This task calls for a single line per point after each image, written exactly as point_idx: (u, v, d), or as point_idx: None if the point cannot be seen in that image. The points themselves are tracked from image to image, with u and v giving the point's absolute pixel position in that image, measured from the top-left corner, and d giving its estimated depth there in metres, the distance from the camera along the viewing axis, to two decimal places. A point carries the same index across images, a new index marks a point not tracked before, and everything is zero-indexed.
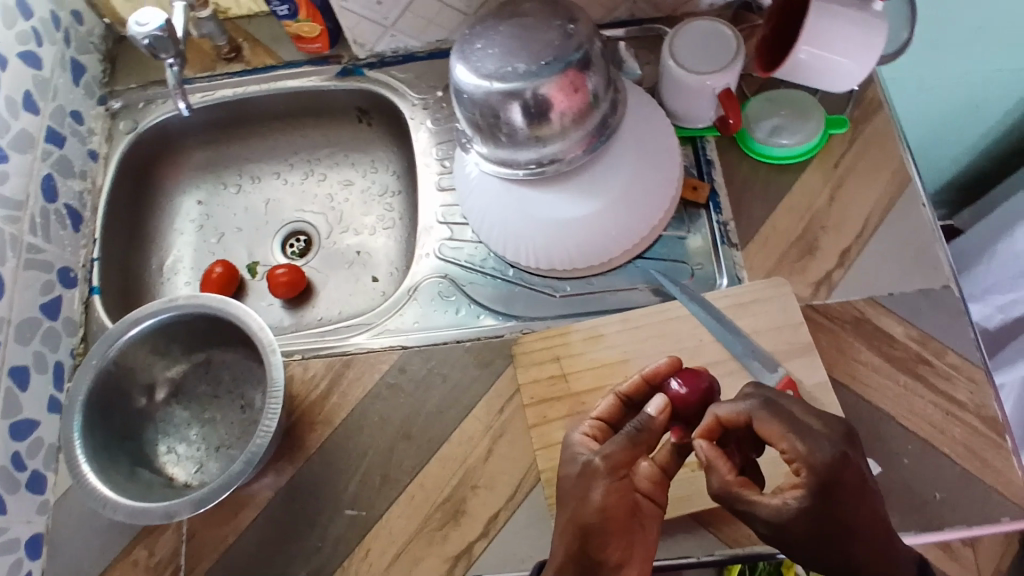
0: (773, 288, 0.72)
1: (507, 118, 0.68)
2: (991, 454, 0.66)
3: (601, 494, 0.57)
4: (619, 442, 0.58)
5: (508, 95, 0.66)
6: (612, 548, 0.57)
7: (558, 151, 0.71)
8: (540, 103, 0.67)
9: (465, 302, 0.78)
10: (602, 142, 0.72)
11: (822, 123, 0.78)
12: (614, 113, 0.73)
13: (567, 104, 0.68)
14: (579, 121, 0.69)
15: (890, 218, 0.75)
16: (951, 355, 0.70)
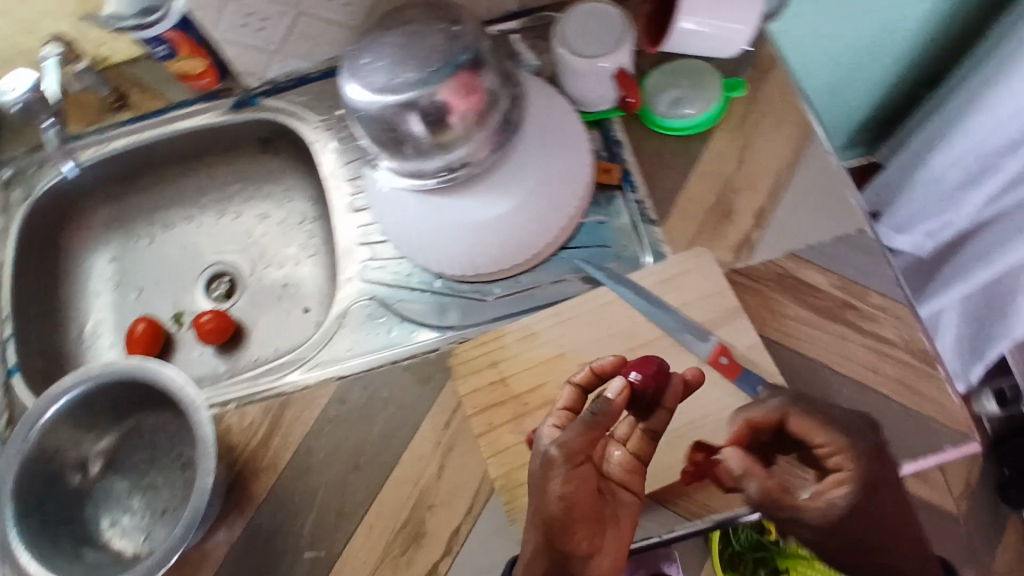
0: (696, 258, 0.72)
1: (406, 130, 0.68)
2: (924, 386, 0.68)
3: (562, 487, 0.55)
4: (576, 432, 0.56)
5: (403, 106, 0.66)
6: (579, 537, 0.56)
7: (465, 155, 0.71)
8: (437, 109, 0.67)
9: (396, 321, 0.77)
10: (507, 140, 0.72)
11: (719, 89, 0.78)
12: (514, 109, 0.72)
13: (466, 105, 0.67)
14: (482, 122, 0.69)
15: (799, 171, 0.76)
16: (874, 296, 0.71)
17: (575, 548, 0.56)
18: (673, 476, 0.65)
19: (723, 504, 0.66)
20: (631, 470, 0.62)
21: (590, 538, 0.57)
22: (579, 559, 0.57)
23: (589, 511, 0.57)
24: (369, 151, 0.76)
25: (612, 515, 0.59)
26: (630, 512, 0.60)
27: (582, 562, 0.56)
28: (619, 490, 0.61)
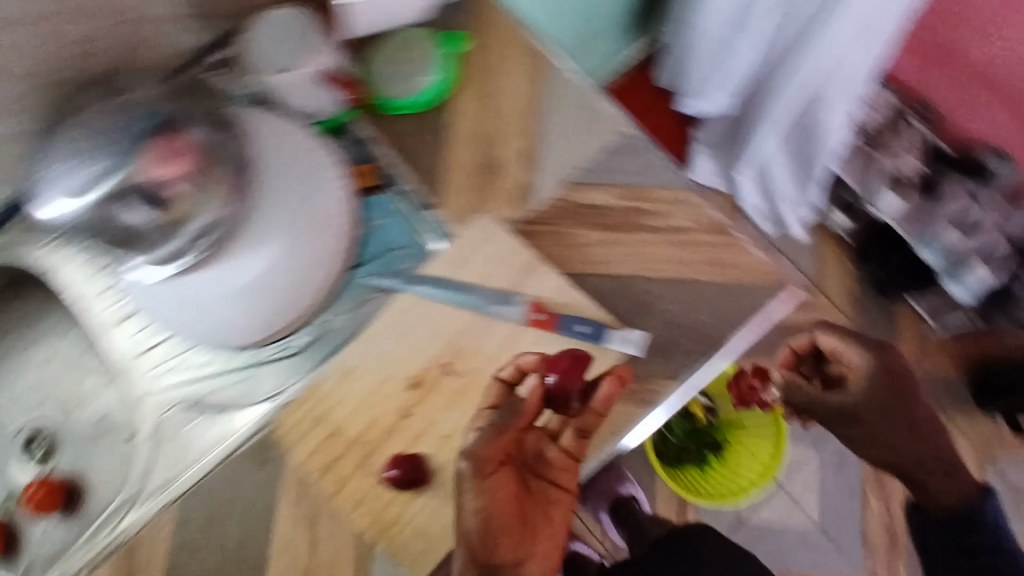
0: (479, 227, 0.67)
1: (125, 219, 0.59)
2: (731, 255, 0.68)
3: (477, 494, 0.60)
4: (484, 438, 0.61)
5: (109, 199, 0.59)
6: (502, 545, 0.59)
7: (209, 219, 0.59)
8: (150, 189, 0.59)
9: (211, 415, 0.69)
10: (245, 182, 0.60)
11: (438, 45, 0.70)
12: (238, 145, 0.61)
13: (177, 171, 0.59)
14: (207, 179, 0.58)
15: (548, 95, 0.71)
16: (658, 191, 0.69)
17: (501, 560, 0.59)
18: None
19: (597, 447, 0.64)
20: (564, 469, 0.62)
21: (517, 545, 0.60)
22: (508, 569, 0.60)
23: (514, 515, 0.60)
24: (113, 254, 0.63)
25: (543, 516, 0.61)
26: (561, 512, 0.61)
27: (511, 569, 0.59)
28: (552, 490, 0.61)
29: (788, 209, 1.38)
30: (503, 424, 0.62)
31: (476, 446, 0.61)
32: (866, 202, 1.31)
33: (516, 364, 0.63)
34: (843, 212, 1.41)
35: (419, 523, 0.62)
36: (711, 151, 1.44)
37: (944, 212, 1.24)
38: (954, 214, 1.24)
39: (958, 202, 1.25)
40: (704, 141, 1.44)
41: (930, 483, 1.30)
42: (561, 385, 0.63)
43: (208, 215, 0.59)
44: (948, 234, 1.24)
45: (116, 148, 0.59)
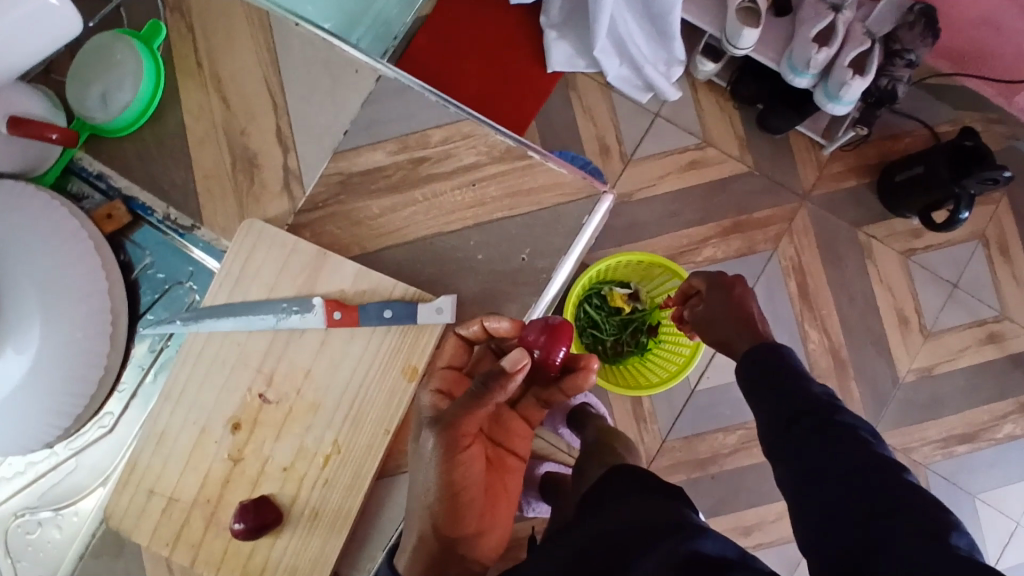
0: (249, 234, 0.60)
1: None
2: (533, 179, 0.61)
3: (447, 467, 0.50)
4: (461, 406, 0.50)
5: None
6: (469, 519, 0.52)
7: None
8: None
9: (52, 516, 0.64)
10: None
11: (127, 37, 0.63)
12: None
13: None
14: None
15: (284, 67, 0.64)
16: (434, 133, 0.63)
17: (463, 532, 0.51)
18: (378, 453, 0.57)
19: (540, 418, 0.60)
20: (519, 435, 0.58)
21: (480, 516, 0.53)
22: (468, 541, 0.52)
23: (481, 486, 0.53)
24: None
25: (500, 483, 0.55)
26: (517, 477, 0.57)
27: (469, 543, 0.52)
28: (509, 458, 0.57)
29: (650, 71, 1.01)
30: (484, 390, 0.49)
31: (453, 416, 0.50)
32: (727, 44, 0.97)
33: (485, 324, 0.54)
34: (711, 58, 1.04)
35: (287, 563, 0.57)
36: (560, 30, 1.01)
37: (806, 28, 0.93)
38: (820, 28, 0.92)
39: (816, 13, 0.93)
40: (547, 21, 1.01)
41: (923, 317, 1.09)
42: (544, 361, 0.52)
43: None
44: (813, 51, 0.91)
45: None
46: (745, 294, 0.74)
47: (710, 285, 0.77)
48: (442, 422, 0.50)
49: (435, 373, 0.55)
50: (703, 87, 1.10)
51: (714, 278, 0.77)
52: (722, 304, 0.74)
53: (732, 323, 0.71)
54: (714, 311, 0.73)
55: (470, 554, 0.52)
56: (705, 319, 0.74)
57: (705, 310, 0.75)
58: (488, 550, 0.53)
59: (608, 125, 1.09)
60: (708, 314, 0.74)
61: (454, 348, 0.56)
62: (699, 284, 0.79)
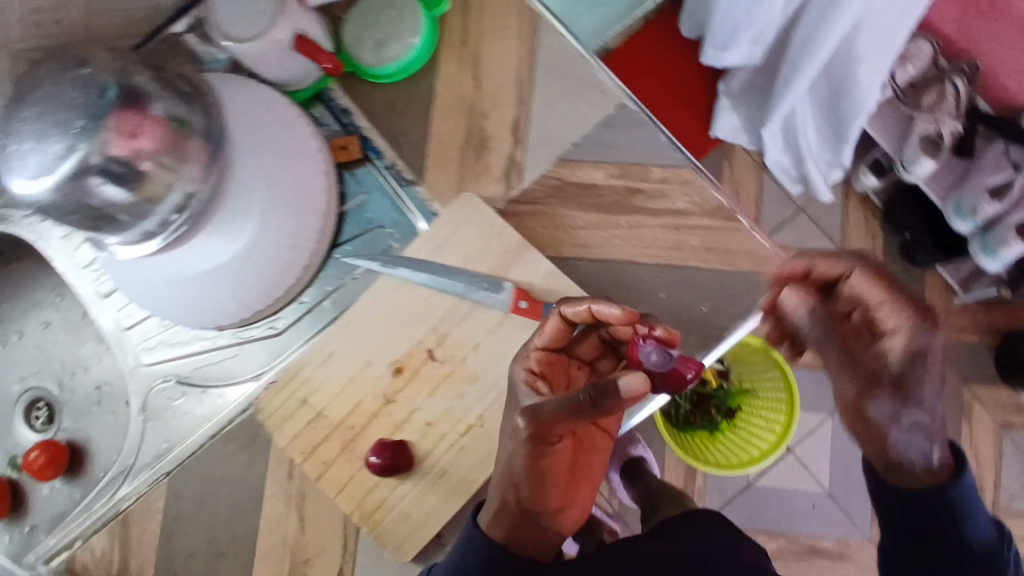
0: (464, 207, 0.65)
1: (102, 199, 0.59)
2: (733, 240, 0.64)
3: (538, 453, 0.50)
4: (564, 407, 0.46)
5: (76, 176, 0.58)
6: (552, 496, 0.53)
7: (182, 197, 0.60)
8: (122, 163, 0.59)
9: (198, 392, 0.70)
10: (220, 156, 0.62)
11: (418, 8, 0.67)
12: (213, 119, 0.63)
13: (149, 141, 0.60)
14: (175, 151, 0.60)
15: (539, 67, 0.68)
16: (655, 170, 0.66)
17: (545, 507, 0.52)
18: None
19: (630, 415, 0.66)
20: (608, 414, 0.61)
21: (562, 493, 0.54)
22: (549, 513, 0.53)
23: (566, 468, 0.54)
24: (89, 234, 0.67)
25: (584, 460, 0.58)
26: (601, 449, 0.60)
27: (550, 516, 0.53)
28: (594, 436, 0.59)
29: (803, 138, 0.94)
30: (589, 401, 0.44)
31: (553, 412, 0.47)
32: (899, 167, 0.92)
33: (594, 310, 0.53)
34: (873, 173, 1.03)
35: (401, 509, 0.62)
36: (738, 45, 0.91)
37: (979, 177, 0.87)
38: (997, 182, 0.85)
39: (998, 164, 0.86)
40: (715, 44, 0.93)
41: None
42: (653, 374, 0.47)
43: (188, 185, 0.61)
44: (985, 201, 0.85)
45: (75, 127, 0.58)
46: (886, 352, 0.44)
47: (895, 365, 0.44)
48: (538, 412, 0.49)
49: (530, 354, 0.54)
50: (856, 198, 1.09)
51: (879, 320, 0.44)
52: (879, 380, 0.45)
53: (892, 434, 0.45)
54: (882, 407, 0.45)
55: (553, 526, 0.53)
56: (861, 397, 0.46)
57: (874, 388, 0.45)
58: (564, 526, 0.54)
59: (750, 201, 1.07)
60: (863, 396, 0.46)
61: (556, 330, 0.55)
62: (892, 339, 0.44)
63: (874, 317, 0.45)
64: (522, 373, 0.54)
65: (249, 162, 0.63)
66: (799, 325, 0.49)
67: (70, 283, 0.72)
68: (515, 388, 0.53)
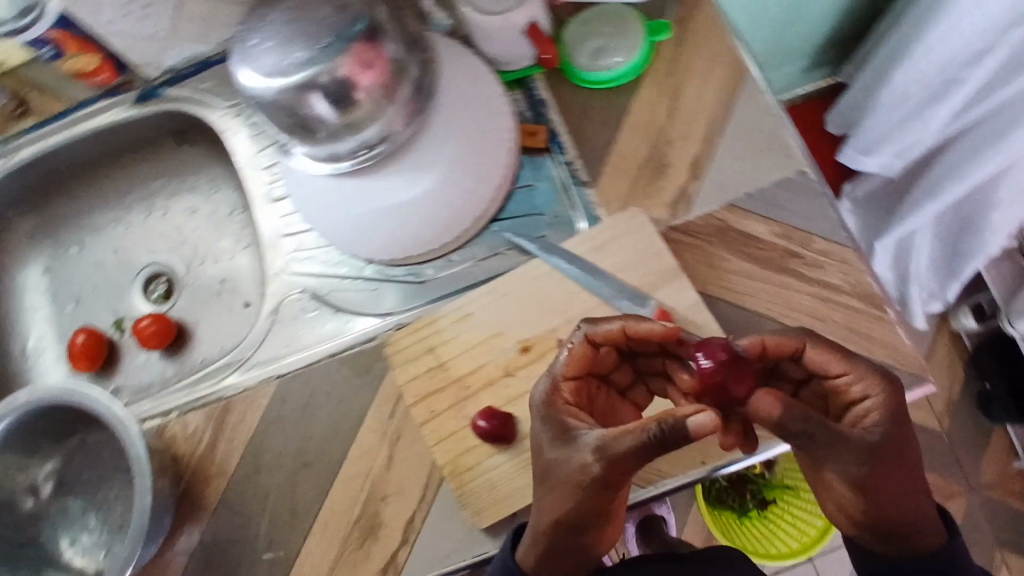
0: (631, 220, 0.68)
1: (312, 113, 0.65)
2: (873, 327, 0.67)
3: (601, 489, 0.54)
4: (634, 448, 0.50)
5: (301, 88, 0.63)
6: (597, 525, 0.57)
7: (380, 132, 0.67)
8: (343, 87, 0.64)
9: (329, 313, 0.74)
10: (423, 109, 0.68)
11: (643, 32, 0.72)
12: (426, 73, 0.69)
13: (369, 80, 0.64)
14: (390, 93, 0.66)
15: (734, 114, 0.71)
16: (818, 241, 0.69)
17: (586, 534, 0.57)
18: None
19: (679, 472, 0.65)
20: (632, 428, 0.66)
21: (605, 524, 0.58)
22: (590, 536, 0.57)
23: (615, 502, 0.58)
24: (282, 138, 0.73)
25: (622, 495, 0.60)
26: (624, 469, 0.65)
27: (591, 539, 0.57)
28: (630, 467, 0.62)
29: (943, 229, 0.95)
30: (662, 436, 0.49)
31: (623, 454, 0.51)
32: None
33: (627, 328, 0.59)
34: (973, 317, 1.32)
35: (490, 478, 0.65)
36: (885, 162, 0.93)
37: None
38: None
39: None
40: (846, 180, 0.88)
41: None
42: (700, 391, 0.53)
43: (384, 127, 0.68)
44: None
45: (320, 44, 0.62)
46: (874, 419, 0.53)
47: (885, 430, 0.53)
48: (605, 454, 0.52)
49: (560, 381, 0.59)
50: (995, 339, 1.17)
51: (859, 383, 0.54)
52: (880, 449, 0.52)
53: (895, 496, 0.53)
54: (884, 479, 0.52)
55: (592, 545, 0.58)
56: (866, 476, 0.52)
57: (876, 463, 0.52)
58: (601, 545, 0.59)
59: None
60: (870, 477, 0.52)
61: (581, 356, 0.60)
62: (869, 400, 0.54)
63: (854, 378, 0.54)
64: (558, 408, 0.57)
65: (445, 124, 0.69)
66: (781, 418, 0.50)
67: (245, 181, 0.79)
68: (557, 420, 0.56)
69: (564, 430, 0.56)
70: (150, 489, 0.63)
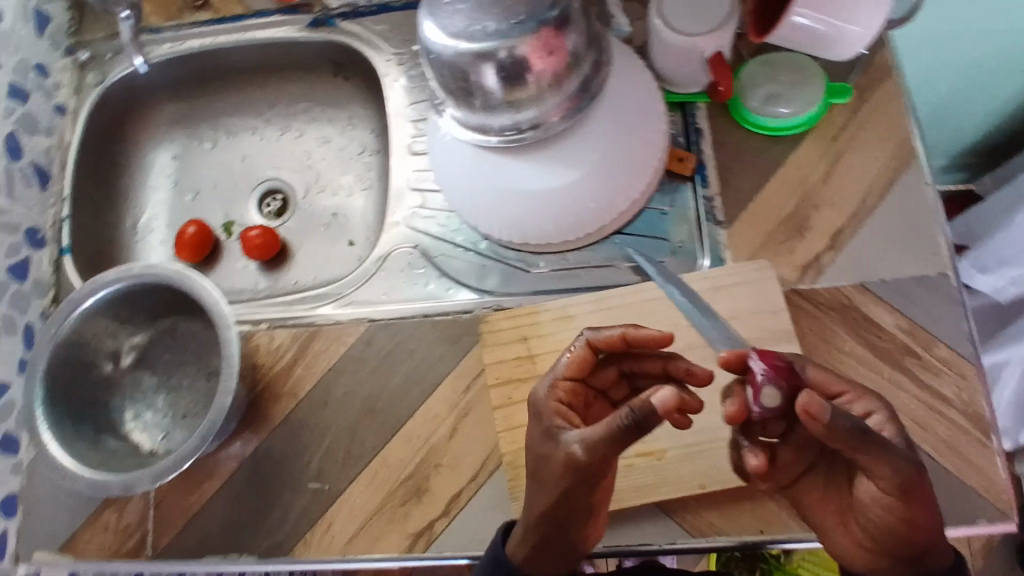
0: (757, 271, 0.67)
1: (480, 81, 0.63)
2: (974, 451, 0.64)
3: (584, 484, 0.50)
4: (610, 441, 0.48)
5: (480, 57, 0.61)
6: (582, 524, 0.54)
7: (536, 117, 0.66)
8: (519, 66, 0.62)
9: (435, 275, 0.75)
10: (583, 107, 0.67)
11: (822, 89, 0.71)
12: (597, 74, 0.67)
13: (545, 65, 0.62)
14: (559, 83, 0.64)
15: (889, 198, 0.70)
16: (942, 348, 0.67)
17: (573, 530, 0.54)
18: (685, 491, 0.63)
19: (729, 532, 0.64)
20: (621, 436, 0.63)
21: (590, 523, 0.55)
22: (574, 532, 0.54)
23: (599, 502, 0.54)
24: (437, 96, 0.72)
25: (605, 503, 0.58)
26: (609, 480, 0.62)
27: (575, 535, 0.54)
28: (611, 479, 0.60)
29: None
30: (636, 428, 0.46)
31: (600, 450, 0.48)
32: None
33: (629, 331, 0.58)
34: None
35: None
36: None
37: None
38: None
39: None
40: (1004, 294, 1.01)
41: None
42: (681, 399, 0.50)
43: (537, 114, 0.66)
44: None
45: (515, 20, 0.61)
46: (890, 432, 0.52)
47: (903, 440, 0.52)
48: (585, 443, 0.49)
49: (558, 382, 0.58)
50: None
51: (864, 401, 0.54)
52: (914, 455, 0.50)
53: (931, 509, 0.50)
54: (926, 489, 0.50)
55: (578, 542, 0.54)
56: (914, 481, 0.49)
57: (922, 477, 0.49)
58: (587, 543, 0.56)
59: None
60: (916, 484, 0.49)
61: (581, 358, 0.59)
62: (879, 415, 0.53)
63: (857, 396, 0.54)
64: (551, 403, 0.56)
65: (604, 126, 0.68)
66: (834, 426, 0.46)
67: (393, 131, 0.81)
68: (546, 417, 0.55)
69: (551, 428, 0.53)
70: (234, 391, 0.65)
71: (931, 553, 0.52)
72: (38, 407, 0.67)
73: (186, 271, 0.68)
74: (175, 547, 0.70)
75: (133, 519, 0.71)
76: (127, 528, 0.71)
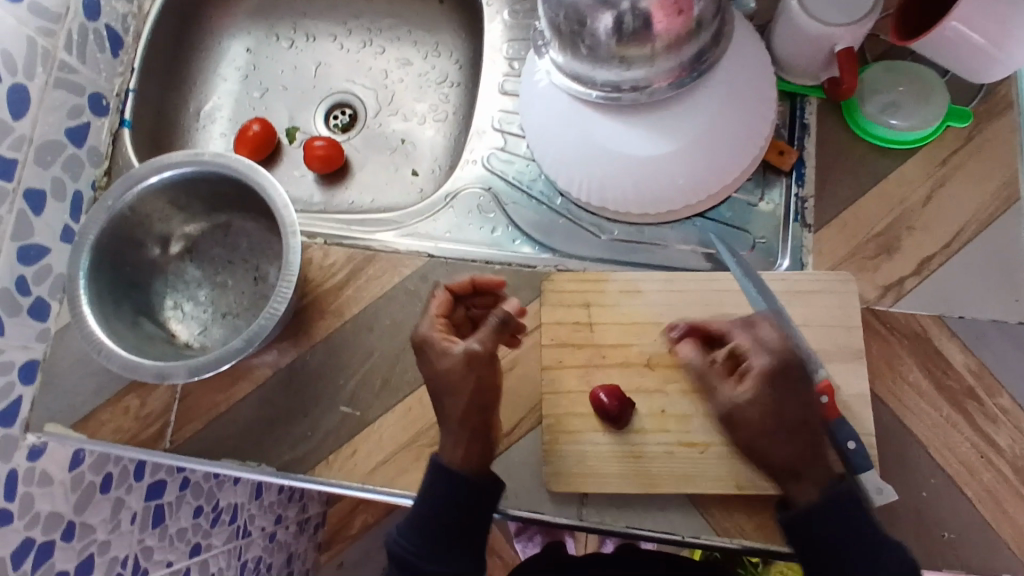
0: (838, 282, 0.65)
1: (593, 27, 0.57)
2: (1016, 507, 0.61)
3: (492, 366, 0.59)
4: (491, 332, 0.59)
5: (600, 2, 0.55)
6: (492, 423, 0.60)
7: (641, 78, 0.61)
8: (639, 22, 0.56)
9: (503, 222, 0.73)
10: (692, 79, 0.62)
11: (943, 109, 0.68)
12: (716, 46, 0.62)
13: (665, 27, 0.56)
14: (676, 48, 0.59)
15: (985, 234, 0.67)
16: (1005, 397, 0.63)
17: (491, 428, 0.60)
18: (719, 487, 0.61)
19: (757, 539, 0.62)
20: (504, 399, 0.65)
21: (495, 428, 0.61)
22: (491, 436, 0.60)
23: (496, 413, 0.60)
24: (541, 35, 0.67)
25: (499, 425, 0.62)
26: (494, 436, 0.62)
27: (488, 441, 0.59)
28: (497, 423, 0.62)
29: None
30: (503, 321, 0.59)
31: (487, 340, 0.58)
32: None
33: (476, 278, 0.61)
34: None
35: (587, 452, 0.64)
36: None
37: None
38: None
39: None
40: None
41: None
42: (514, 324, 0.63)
43: (643, 75, 0.61)
44: None
45: None
46: (742, 383, 0.53)
47: (758, 393, 0.52)
48: (482, 338, 0.58)
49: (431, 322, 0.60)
50: None
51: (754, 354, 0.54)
52: (761, 411, 0.52)
53: (786, 449, 0.52)
54: (770, 437, 0.52)
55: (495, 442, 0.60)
56: (747, 435, 0.53)
57: (768, 415, 0.52)
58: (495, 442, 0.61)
59: None
60: (752, 437, 0.52)
61: (443, 302, 0.61)
62: (752, 368, 0.54)
63: (752, 350, 0.55)
64: (435, 329, 0.59)
65: (713, 104, 0.65)
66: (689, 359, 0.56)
67: (485, 65, 0.79)
68: (432, 348, 0.58)
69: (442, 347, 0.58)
70: (288, 301, 0.64)
71: (793, 482, 0.52)
72: (82, 277, 0.65)
73: (258, 170, 0.66)
74: (194, 443, 0.69)
75: (156, 408, 0.70)
76: (147, 416, 0.70)
